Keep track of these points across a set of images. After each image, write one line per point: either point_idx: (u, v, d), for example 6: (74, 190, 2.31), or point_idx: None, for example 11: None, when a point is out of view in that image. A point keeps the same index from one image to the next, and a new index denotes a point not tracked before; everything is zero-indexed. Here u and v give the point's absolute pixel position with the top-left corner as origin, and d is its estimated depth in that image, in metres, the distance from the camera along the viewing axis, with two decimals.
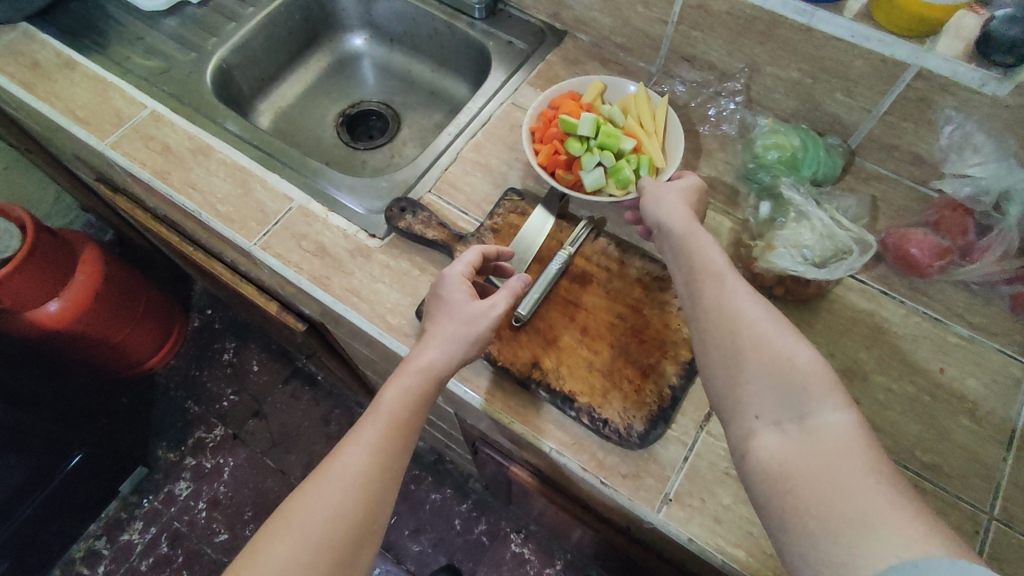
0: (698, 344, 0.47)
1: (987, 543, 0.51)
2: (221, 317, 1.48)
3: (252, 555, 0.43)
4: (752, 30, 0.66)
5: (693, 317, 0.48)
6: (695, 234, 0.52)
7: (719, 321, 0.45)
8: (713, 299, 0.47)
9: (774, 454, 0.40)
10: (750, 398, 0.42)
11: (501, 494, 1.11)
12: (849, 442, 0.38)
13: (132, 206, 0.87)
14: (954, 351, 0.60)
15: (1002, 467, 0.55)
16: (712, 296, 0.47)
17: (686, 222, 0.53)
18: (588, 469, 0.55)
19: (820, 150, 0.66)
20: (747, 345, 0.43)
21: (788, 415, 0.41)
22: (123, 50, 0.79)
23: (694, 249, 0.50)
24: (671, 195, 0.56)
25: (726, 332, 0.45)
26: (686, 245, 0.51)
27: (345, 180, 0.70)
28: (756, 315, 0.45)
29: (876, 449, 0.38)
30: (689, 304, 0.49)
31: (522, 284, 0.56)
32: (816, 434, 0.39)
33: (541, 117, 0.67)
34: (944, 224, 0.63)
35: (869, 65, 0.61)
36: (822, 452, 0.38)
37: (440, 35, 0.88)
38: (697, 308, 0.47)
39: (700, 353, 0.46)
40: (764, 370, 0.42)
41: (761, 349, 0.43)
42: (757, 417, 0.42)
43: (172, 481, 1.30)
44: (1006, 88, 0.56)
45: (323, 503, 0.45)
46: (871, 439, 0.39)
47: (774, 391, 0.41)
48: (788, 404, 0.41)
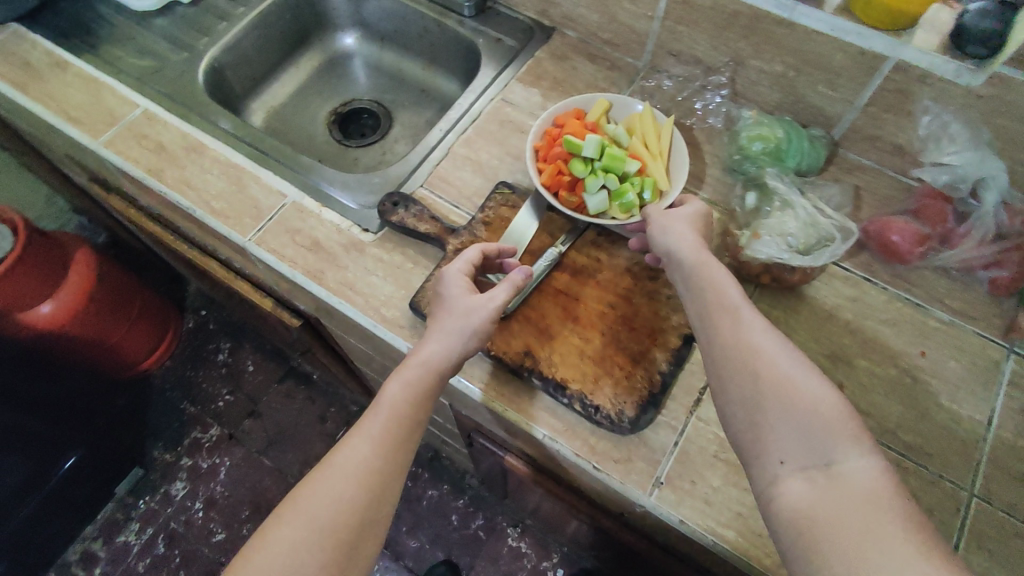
0: (716, 382, 0.46)
1: (968, 519, 0.53)
2: (215, 317, 1.48)
3: (260, 541, 0.45)
4: (736, 25, 0.67)
5: (711, 356, 0.47)
6: (707, 265, 0.52)
7: (738, 359, 0.45)
8: (731, 337, 0.47)
9: (800, 502, 0.39)
10: (774, 442, 0.42)
11: (497, 488, 1.12)
12: (877, 488, 0.38)
13: (125, 206, 0.87)
14: (935, 335, 0.62)
15: (981, 445, 0.56)
16: (730, 335, 0.47)
17: (696, 252, 0.53)
18: (581, 455, 0.56)
19: (803, 141, 0.68)
20: (768, 385, 0.43)
21: (814, 460, 0.40)
22: (114, 50, 0.80)
23: (708, 283, 0.50)
24: (679, 224, 0.56)
25: (747, 372, 0.45)
26: (698, 276, 0.51)
27: (338, 176, 0.71)
28: (775, 353, 0.45)
29: (905, 498, 0.38)
30: (705, 341, 0.48)
31: (522, 276, 0.56)
32: (843, 480, 0.39)
33: (546, 135, 0.68)
34: (926, 212, 0.65)
35: (848, 58, 0.63)
36: (850, 499, 0.38)
37: (430, 33, 0.89)
38: (714, 344, 0.47)
39: (719, 392, 0.46)
40: (789, 413, 0.42)
41: (788, 391, 0.43)
42: (782, 462, 0.41)
43: (168, 482, 1.30)
44: (979, 79, 0.58)
45: (326, 493, 0.46)
46: (898, 486, 0.39)
47: (798, 434, 0.41)
48: (812, 448, 0.41)
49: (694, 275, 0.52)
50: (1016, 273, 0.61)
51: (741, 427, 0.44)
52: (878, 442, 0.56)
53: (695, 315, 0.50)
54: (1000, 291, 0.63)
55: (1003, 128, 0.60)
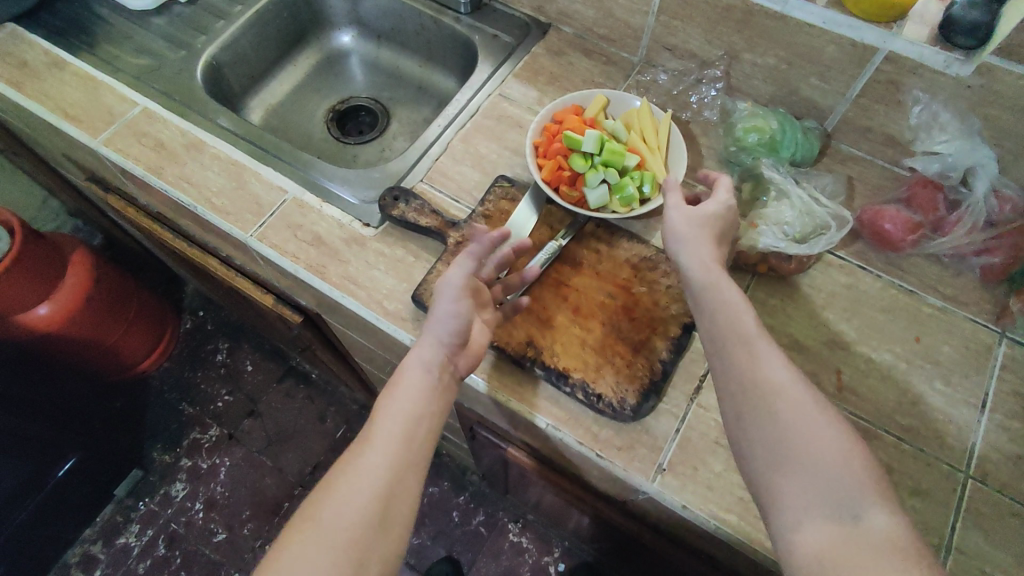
0: (735, 416, 0.45)
1: (964, 500, 0.54)
2: (213, 318, 1.48)
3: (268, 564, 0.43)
4: (729, 19, 0.69)
5: (724, 383, 0.47)
6: (726, 290, 0.50)
7: (761, 397, 0.44)
8: (745, 365, 0.46)
9: (824, 552, 0.39)
10: (789, 478, 0.42)
11: (498, 483, 1.12)
12: (902, 544, 0.38)
13: (123, 205, 0.87)
14: (928, 321, 0.63)
15: (976, 428, 0.57)
16: (745, 363, 0.46)
17: (714, 276, 0.51)
18: (584, 443, 0.57)
19: (798, 132, 0.69)
20: (792, 429, 0.43)
21: (839, 511, 0.40)
22: (111, 49, 0.80)
23: (722, 303, 0.49)
24: (694, 240, 0.54)
25: (762, 403, 0.44)
26: (716, 304, 0.50)
27: (338, 172, 0.71)
28: (799, 395, 0.44)
29: (926, 556, 0.38)
30: (717, 368, 0.48)
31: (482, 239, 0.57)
32: (867, 533, 0.39)
33: (545, 131, 0.69)
34: (916, 200, 0.66)
35: (840, 50, 0.64)
36: (875, 553, 0.38)
37: (427, 31, 0.90)
38: (735, 377, 0.46)
39: (738, 426, 0.45)
40: (814, 461, 0.41)
41: (802, 428, 0.43)
42: (805, 508, 0.41)
43: (168, 483, 1.30)
44: (968, 69, 0.59)
45: (342, 503, 0.45)
46: (919, 542, 0.39)
47: (824, 483, 0.41)
48: (836, 497, 0.40)
49: (707, 296, 0.51)
50: (1008, 260, 0.62)
51: (755, 459, 0.44)
52: (875, 425, 0.57)
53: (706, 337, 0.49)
54: (992, 277, 0.64)
55: (992, 117, 0.61)
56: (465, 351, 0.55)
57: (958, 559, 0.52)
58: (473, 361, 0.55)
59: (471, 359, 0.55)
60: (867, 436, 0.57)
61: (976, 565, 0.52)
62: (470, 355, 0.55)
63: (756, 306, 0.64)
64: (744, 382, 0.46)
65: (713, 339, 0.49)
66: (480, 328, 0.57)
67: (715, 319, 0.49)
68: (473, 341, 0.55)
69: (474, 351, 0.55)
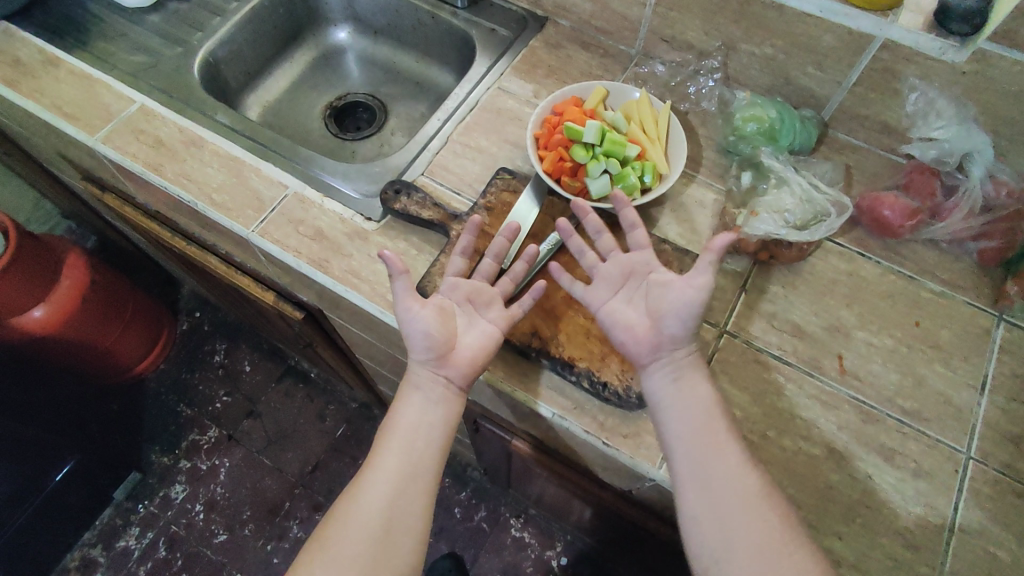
0: (712, 514, 0.49)
1: (966, 480, 0.55)
2: (210, 319, 1.47)
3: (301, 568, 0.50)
4: (726, 9, 0.69)
5: (702, 482, 0.50)
6: (698, 384, 0.54)
7: (740, 498, 0.49)
8: (723, 484, 0.50)
9: None
10: None
11: (500, 478, 1.12)
12: None
13: (120, 203, 0.87)
14: (927, 306, 0.64)
15: (976, 409, 0.58)
16: (723, 482, 0.50)
17: (690, 368, 0.55)
18: (590, 431, 0.57)
19: (795, 121, 0.70)
20: (767, 530, 0.48)
21: None
22: (107, 46, 0.80)
23: (696, 410, 0.53)
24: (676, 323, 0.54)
25: (745, 509, 0.49)
26: (690, 401, 0.53)
27: (338, 167, 0.71)
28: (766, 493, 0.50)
29: None
30: (691, 483, 0.51)
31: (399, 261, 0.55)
32: None
33: (546, 123, 0.69)
34: (914, 186, 0.67)
35: (837, 39, 0.65)
36: None
37: (424, 26, 0.90)
38: (713, 477, 0.50)
39: (714, 523, 0.49)
40: (784, 557, 0.47)
41: (776, 550, 0.47)
42: None
43: (167, 485, 1.29)
44: (963, 55, 0.60)
45: (345, 527, 0.51)
46: None
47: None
48: None
49: (678, 402, 0.53)
50: (1003, 244, 0.63)
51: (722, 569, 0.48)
52: (877, 408, 0.58)
53: (676, 447, 0.52)
54: (988, 261, 0.65)
55: (987, 103, 0.62)
56: (452, 365, 0.56)
57: (961, 538, 0.52)
58: (465, 371, 0.56)
59: (461, 370, 0.56)
60: (870, 419, 0.58)
61: (979, 544, 0.52)
62: (459, 367, 0.56)
63: (758, 293, 0.64)
64: (720, 497, 0.50)
65: (687, 451, 0.51)
66: (472, 335, 0.57)
67: (689, 422, 0.52)
68: (460, 352, 0.56)
69: (464, 362, 0.56)
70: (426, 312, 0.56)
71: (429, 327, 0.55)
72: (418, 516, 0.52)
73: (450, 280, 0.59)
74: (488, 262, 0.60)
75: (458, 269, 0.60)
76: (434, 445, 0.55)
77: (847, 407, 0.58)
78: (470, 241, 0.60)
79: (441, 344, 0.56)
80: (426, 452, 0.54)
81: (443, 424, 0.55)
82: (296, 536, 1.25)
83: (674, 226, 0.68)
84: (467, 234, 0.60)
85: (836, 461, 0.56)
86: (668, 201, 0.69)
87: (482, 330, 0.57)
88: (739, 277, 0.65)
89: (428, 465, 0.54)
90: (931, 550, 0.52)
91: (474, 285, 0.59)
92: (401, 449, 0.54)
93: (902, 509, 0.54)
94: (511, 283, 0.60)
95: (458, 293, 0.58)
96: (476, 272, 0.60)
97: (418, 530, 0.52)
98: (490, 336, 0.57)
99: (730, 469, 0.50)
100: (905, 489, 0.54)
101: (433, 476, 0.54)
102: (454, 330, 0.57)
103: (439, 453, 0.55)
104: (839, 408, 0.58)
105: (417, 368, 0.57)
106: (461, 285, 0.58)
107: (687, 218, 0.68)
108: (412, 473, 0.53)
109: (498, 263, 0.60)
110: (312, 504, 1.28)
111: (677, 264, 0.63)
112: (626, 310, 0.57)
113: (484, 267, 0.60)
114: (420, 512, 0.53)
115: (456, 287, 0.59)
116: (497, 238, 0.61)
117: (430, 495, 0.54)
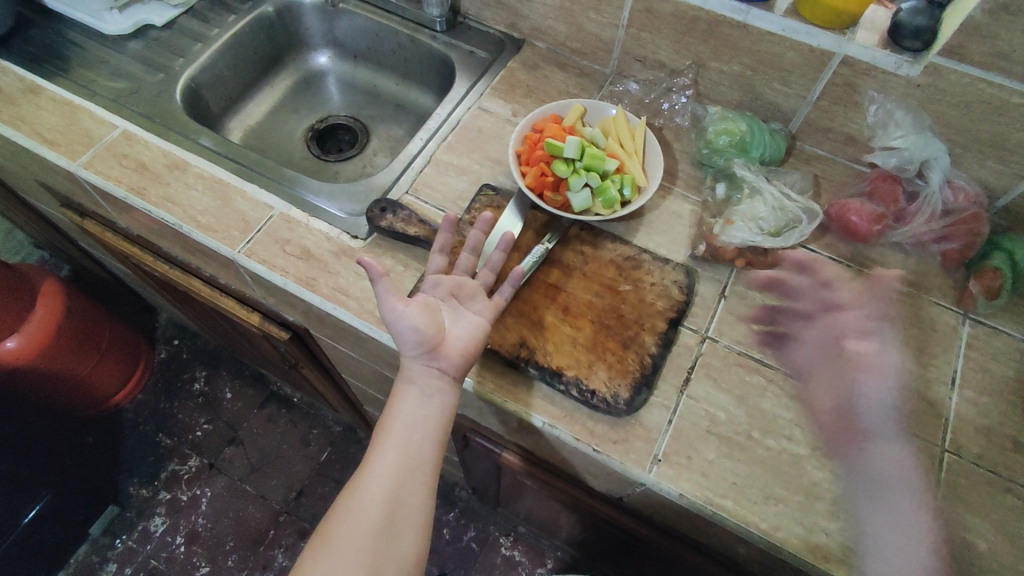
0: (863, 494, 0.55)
1: (942, 472, 0.57)
2: (189, 346, 1.45)
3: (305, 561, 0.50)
4: (695, 30, 0.73)
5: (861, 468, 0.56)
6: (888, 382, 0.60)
7: (887, 482, 0.55)
8: (877, 469, 0.56)
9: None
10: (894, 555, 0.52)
11: (489, 497, 1.12)
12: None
13: (99, 229, 0.86)
14: (897, 306, 0.66)
15: (948, 403, 0.60)
16: (879, 468, 0.56)
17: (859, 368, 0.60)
18: (580, 439, 0.58)
19: (765, 134, 0.73)
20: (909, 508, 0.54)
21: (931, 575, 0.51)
22: (87, 73, 0.80)
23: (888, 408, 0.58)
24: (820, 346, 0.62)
25: (899, 492, 0.55)
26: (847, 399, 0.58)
27: (323, 187, 0.72)
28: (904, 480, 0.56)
29: None
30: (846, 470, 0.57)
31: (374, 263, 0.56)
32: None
33: (527, 140, 0.71)
34: (878, 193, 0.70)
35: (799, 56, 0.69)
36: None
37: (403, 49, 0.92)
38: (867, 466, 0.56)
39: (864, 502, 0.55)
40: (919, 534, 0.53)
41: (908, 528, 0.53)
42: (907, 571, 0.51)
43: (146, 518, 1.26)
44: (916, 70, 0.64)
45: (349, 521, 0.51)
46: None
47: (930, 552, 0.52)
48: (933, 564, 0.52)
49: (859, 393, 0.59)
50: (963, 246, 0.67)
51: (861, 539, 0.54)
52: None
53: (866, 435, 0.57)
54: (951, 263, 0.68)
55: (941, 113, 0.66)
56: (443, 356, 0.57)
57: (941, 529, 0.54)
58: (457, 361, 0.57)
59: (453, 360, 0.57)
60: (849, 417, 0.60)
61: (957, 533, 0.54)
62: (451, 358, 0.57)
63: (737, 299, 0.66)
64: (868, 481, 0.56)
65: (874, 441, 0.57)
66: (460, 327, 0.58)
67: (874, 414, 0.58)
68: (451, 343, 0.57)
69: (455, 352, 0.57)
70: (412, 309, 0.56)
71: (418, 321, 0.56)
72: (420, 506, 0.53)
73: (431, 278, 0.61)
74: (466, 256, 0.63)
75: (438, 267, 0.62)
76: (432, 437, 0.56)
77: (827, 406, 0.60)
78: (447, 238, 0.62)
79: (431, 337, 0.56)
80: (424, 443, 0.55)
81: (439, 416, 0.56)
82: (281, 565, 1.22)
83: (653, 236, 0.70)
84: (444, 232, 0.62)
85: (819, 459, 0.57)
86: (647, 213, 0.72)
87: (470, 321, 0.58)
88: (718, 285, 0.67)
89: (427, 456, 0.55)
90: (914, 541, 0.54)
91: (455, 281, 0.60)
92: (400, 442, 0.54)
93: None
94: (490, 275, 0.62)
95: (441, 290, 0.60)
96: (457, 267, 0.63)
97: (420, 520, 0.53)
98: (478, 326, 0.58)
99: (892, 475, 0.56)
100: None
101: (432, 467, 0.55)
102: (441, 324, 0.57)
103: (437, 443, 0.56)
104: (820, 407, 0.60)
105: (408, 363, 0.57)
106: (443, 281, 0.60)
107: (667, 228, 0.71)
108: (412, 465, 0.54)
109: (476, 257, 0.63)
110: (298, 530, 1.26)
111: (658, 274, 0.66)
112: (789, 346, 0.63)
113: (463, 260, 0.63)
114: (421, 502, 0.54)
115: (439, 284, 0.60)
116: (473, 232, 0.63)
117: (430, 484, 0.55)
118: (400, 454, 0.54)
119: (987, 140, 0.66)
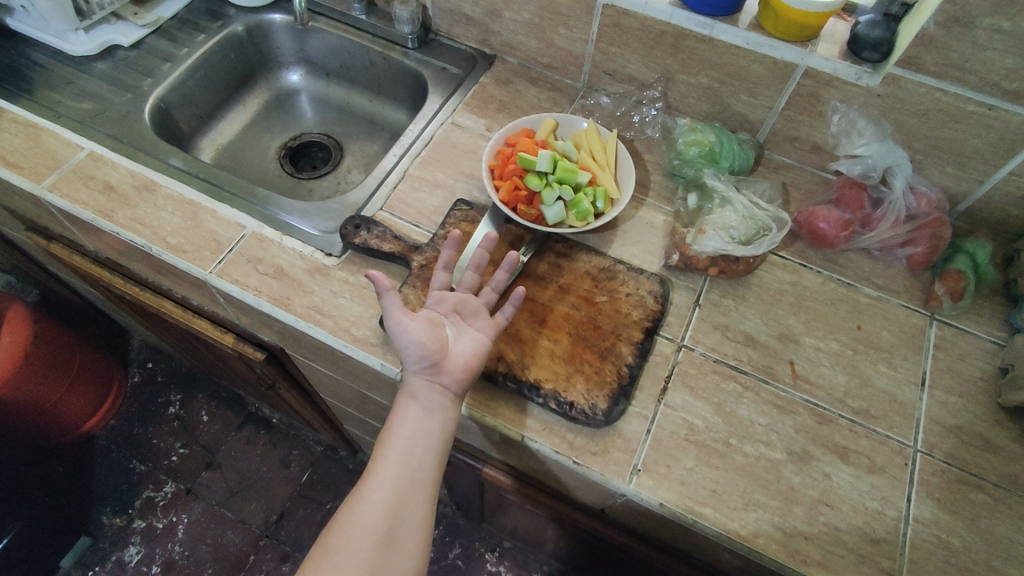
0: None
1: (915, 472, 0.58)
2: (164, 369, 1.42)
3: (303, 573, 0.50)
4: (662, 44, 0.74)
5: None
6: None
7: None
8: None
9: None
10: None
11: (473, 513, 1.10)
12: None
13: (67, 252, 0.84)
14: (867, 310, 0.68)
15: (918, 404, 0.61)
16: None
17: None
18: (560, 451, 0.57)
19: (733, 144, 0.75)
20: None
21: None
22: (51, 93, 0.78)
23: None
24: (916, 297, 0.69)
25: None
26: None
27: (296, 205, 0.71)
28: None
29: None
30: None
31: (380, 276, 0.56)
32: None
33: (500, 154, 0.72)
34: (844, 200, 0.71)
35: (764, 68, 0.70)
36: None
37: (377, 66, 0.93)
38: None
39: None
40: None
41: None
42: None
43: (120, 548, 1.22)
44: (877, 79, 0.66)
45: (347, 536, 0.50)
46: None
47: None
48: None
49: None
50: (928, 249, 0.68)
51: None
52: (830, 410, 0.61)
53: None
54: (917, 266, 0.70)
55: (901, 122, 0.68)
56: (446, 372, 0.56)
57: (917, 529, 0.55)
58: (459, 378, 0.56)
59: (455, 376, 0.56)
60: (824, 421, 0.60)
61: (932, 532, 0.55)
62: (453, 374, 0.56)
63: (711, 307, 0.67)
64: None
65: None
66: (462, 343, 0.57)
67: None
68: (453, 359, 0.56)
69: (458, 368, 0.56)
70: (416, 324, 0.56)
71: (422, 336, 0.56)
72: (420, 522, 0.53)
73: (435, 294, 0.60)
74: (469, 274, 0.61)
75: (441, 283, 0.61)
76: (433, 452, 0.55)
77: (802, 410, 0.61)
78: (451, 255, 0.61)
79: (433, 351, 0.56)
80: (425, 459, 0.54)
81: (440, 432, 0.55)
82: None
83: (628, 247, 0.71)
84: (448, 249, 0.61)
85: (795, 463, 0.58)
86: (621, 224, 0.73)
87: (472, 338, 0.57)
88: (691, 294, 0.68)
89: (426, 471, 0.54)
90: (891, 542, 0.54)
91: (458, 297, 0.59)
92: (400, 457, 0.54)
93: (859, 505, 0.56)
94: (491, 293, 0.61)
95: (444, 306, 0.59)
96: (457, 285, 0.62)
97: (419, 535, 0.52)
98: (480, 343, 0.57)
99: None
100: (862, 484, 0.57)
101: (431, 482, 0.54)
102: (444, 340, 0.57)
103: (437, 459, 0.55)
104: (795, 412, 0.61)
105: (411, 378, 0.56)
106: (447, 297, 0.59)
107: (641, 238, 0.72)
108: (412, 479, 0.53)
109: (478, 274, 0.62)
110: (279, 555, 1.23)
111: (633, 283, 0.66)
112: (863, 310, 0.68)
113: (466, 278, 0.61)
114: (420, 517, 0.53)
115: (442, 300, 0.59)
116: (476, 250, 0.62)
117: (430, 500, 0.54)
118: (400, 469, 0.53)
119: (944, 147, 0.68)
